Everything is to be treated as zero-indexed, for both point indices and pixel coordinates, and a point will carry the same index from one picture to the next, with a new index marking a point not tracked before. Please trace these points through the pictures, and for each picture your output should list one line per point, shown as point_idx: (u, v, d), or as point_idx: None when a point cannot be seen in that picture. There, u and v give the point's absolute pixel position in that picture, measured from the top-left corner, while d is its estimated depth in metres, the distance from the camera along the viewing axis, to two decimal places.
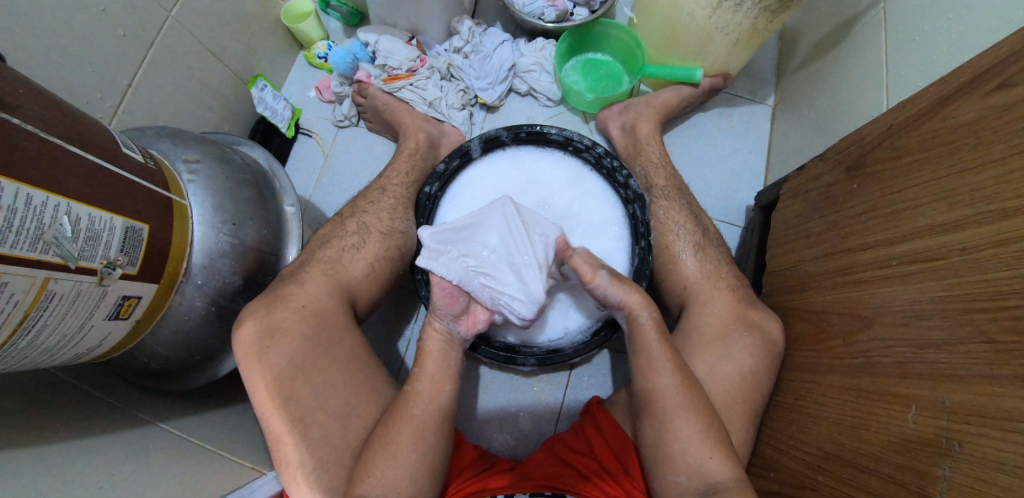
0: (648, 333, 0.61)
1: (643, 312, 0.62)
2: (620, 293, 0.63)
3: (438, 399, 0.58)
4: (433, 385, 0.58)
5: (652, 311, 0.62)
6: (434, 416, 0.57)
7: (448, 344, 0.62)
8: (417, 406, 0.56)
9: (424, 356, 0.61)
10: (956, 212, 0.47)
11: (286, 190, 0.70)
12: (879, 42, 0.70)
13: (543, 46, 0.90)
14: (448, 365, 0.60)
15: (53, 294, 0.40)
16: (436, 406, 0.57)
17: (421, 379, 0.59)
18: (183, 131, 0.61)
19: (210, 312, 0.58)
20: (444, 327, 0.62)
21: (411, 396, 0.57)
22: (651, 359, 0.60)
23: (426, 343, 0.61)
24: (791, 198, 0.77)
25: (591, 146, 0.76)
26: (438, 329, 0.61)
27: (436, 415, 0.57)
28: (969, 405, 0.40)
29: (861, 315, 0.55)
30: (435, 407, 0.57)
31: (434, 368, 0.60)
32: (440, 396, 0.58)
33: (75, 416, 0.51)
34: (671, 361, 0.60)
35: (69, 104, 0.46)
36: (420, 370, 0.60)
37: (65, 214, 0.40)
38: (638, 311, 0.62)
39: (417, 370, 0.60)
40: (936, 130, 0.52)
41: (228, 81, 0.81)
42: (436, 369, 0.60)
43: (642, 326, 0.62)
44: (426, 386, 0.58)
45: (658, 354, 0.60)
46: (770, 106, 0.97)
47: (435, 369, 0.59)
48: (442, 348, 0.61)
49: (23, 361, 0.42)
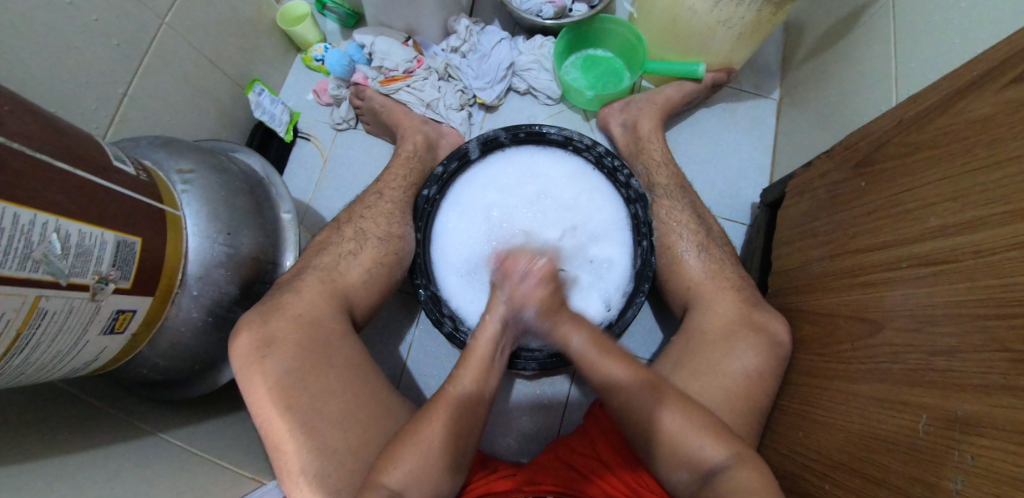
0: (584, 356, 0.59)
1: (576, 336, 0.59)
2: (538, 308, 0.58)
3: (476, 402, 0.57)
4: (474, 386, 0.58)
5: (584, 334, 0.59)
6: (466, 417, 0.56)
7: (498, 346, 0.60)
8: (450, 405, 0.56)
9: (469, 354, 0.59)
10: (969, 213, 0.45)
11: (283, 197, 0.70)
12: (888, 33, 0.68)
13: (542, 43, 0.88)
14: (491, 368, 0.60)
15: (45, 311, 0.40)
16: (472, 407, 0.57)
17: (462, 381, 0.58)
18: (178, 140, 0.61)
19: (207, 322, 0.58)
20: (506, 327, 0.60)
21: (447, 396, 0.57)
22: (602, 376, 0.59)
23: (476, 341, 0.60)
24: (797, 195, 0.74)
25: (592, 146, 0.75)
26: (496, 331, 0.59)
27: (467, 415, 0.56)
28: (982, 416, 0.39)
29: (869, 319, 0.53)
30: (468, 410, 0.57)
31: (478, 367, 0.59)
32: (478, 398, 0.58)
33: (75, 428, 0.51)
34: (619, 360, 0.59)
35: (58, 118, 0.45)
36: (460, 372, 0.59)
37: (54, 232, 0.40)
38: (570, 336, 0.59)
39: (458, 370, 0.59)
40: (948, 126, 0.50)
41: (225, 86, 0.81)
42: (476, 371, 0.59)
43: (575, 352, 0.60)
44: (465, 387, 0.58)
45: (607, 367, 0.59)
46: (776, 100, 0.95)
47: (478, 372, 0.59)
48: (490, 349, 0.60)
49: (18, 378, 0.42)
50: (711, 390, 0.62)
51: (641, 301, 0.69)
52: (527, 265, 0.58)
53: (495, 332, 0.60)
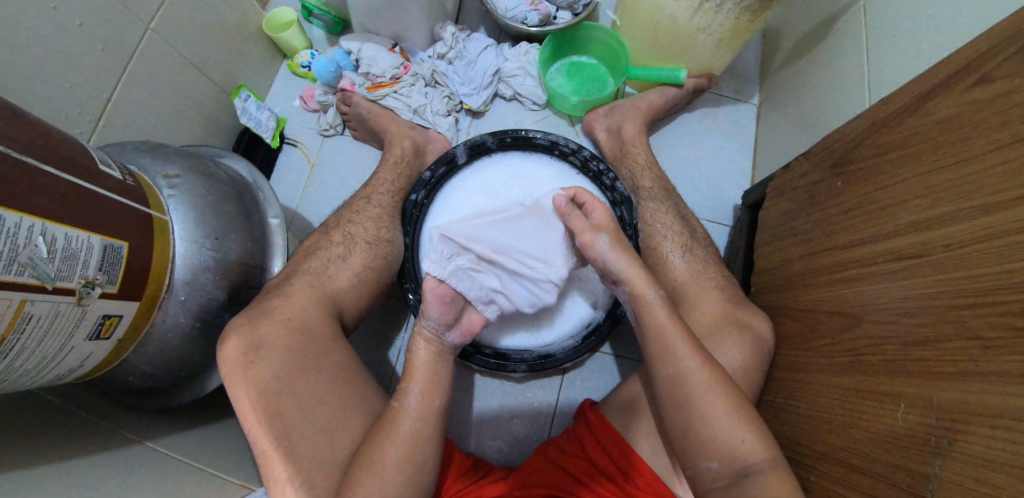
0: (657, 312, 0.58)
1: (650, 291, 0.59)
2: (620, 262, 0.60)
3: (427, 416, 0.56)
4: (420, 400, 0.56)
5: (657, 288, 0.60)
6: (421, 433, 0.55)
7: (440, 356, 0.59)
8: (403, 424, 0.55)
9: (410, 368, 0.58)
10: (938, 209, 0.47)
11: (271, 202, 0.70)
12: (860, 40, 0.71)
13: (527, 50, 0.90)
14: (440, 376, 0.59)
15: (30, 316, 0.40)
16: (425, 418, 0.56)
17: (408, 395, 0.57)
18: (164, 146, 0.61)
19: (194, 329, 0.57)
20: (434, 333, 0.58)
21: (397, 414, 0.55)
22: (665, 341, 0.57)
23: (415, 351, 0.59)
24: (777, 196, 0.77)
25: (577, 150, 0.76)
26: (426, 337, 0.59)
27: (422, 431, 0.55)
28: (957, 402, 0.41)
29: (848, 313, 0.55)
30: (423, 425, 0.56)
31: (422, 378, 0.58)
32: (428, 410, 0.57)
33: (57, 437, 0.50)
34: (693, 347, 0.56)
35: (43, 122, 0.45)
36: (407, 385, 0.58)
37: (40, 235, 0.39)
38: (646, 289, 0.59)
39: (404, 385, 0.58)
40: (917, 127, 0.52)
41: (210, 92, 0.80)
42: (425, 383, 0.57)
43: (648, 306, 0.59)
44: (412, 401, 0.56)
45: (673, 338, 0.57)
46: (755, 105, 0.97)
47: (425, 383, 0.57)
48: (433, 358, 0.59)
49: (1, 385, 0.42)
50: None
51: None
52: (600, 244, 0.60)
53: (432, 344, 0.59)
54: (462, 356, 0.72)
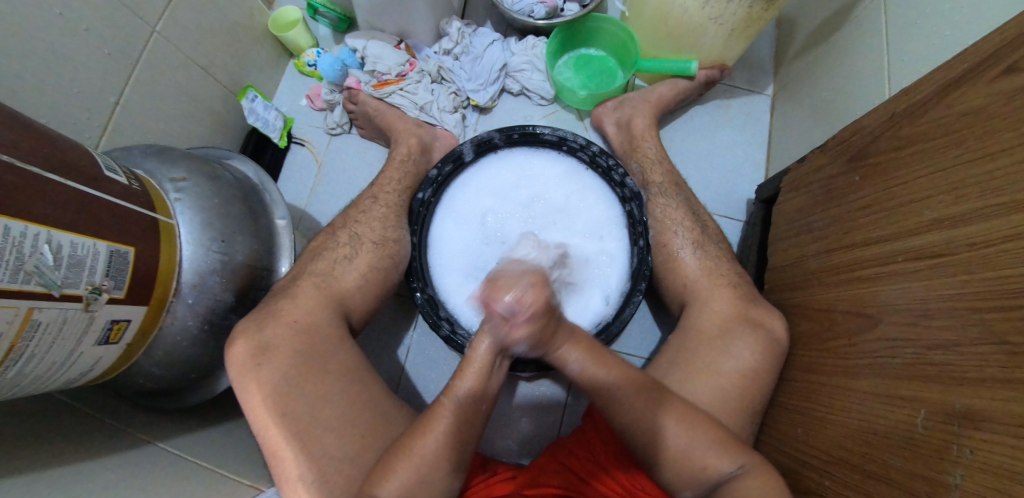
0: (582, 339, 0.59)
1: (579, 317, 0.60)
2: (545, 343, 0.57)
3: (469, 415, 0.55)
4: (470, 398, 0.55)
5: (582, 352, 0.59)
6: (463, 429, 0.55)
7: (491, 367, 0.57)
8: (444, 418, 0.54)
9: (466, 365, 0.57)
10: (963, 206, 0.45)
11: (277, 203, 0.70)
12: (880, 26, 0.68)
13: (534, 44, 0.88)
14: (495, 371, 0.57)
15: (38, 323, 0.40)
16: (472, 413, 0.56)
17: (457, 390, 0.55)
18: (171, 148, 0.61)
19: (203, 331, 0.58)
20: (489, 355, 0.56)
21: (441, 408, 0.55)
22: (583, 365, 0.59)
23: (460, 379, 0.56)
24: (793, 190, 0.74)
25: (586, 145, 0.75)
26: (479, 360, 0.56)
27: (465, 424, 0.55)
28: (981, 410, 0.39)
29: (866, 314, 0.53)
30: (464, 422, 0.55)
31: (476, 373, 0.56)
32: (473, 410, 0.56)
33: (71, 439, 0.50)
34: (614, 370, 0.59)
35: (48, 129, 0.45)
36: (458, 381, 0.56)
37: (46, 243, 0.39)
38: (570, 355, 0.59)
39: (456, 380, 0.56)
40: (941, 118, 0.50)
41: (218, 93, 0.81)
42: (478, 379, 0.56)
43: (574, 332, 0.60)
44: (460, 398, 0.55)
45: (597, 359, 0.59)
46: (770, 96, 0.94)
47: (476, 381, 0.56)
48: (486, 370, 0.56)
49: (13, 391, 0.42)
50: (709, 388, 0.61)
51: (638, 299, 0.70)
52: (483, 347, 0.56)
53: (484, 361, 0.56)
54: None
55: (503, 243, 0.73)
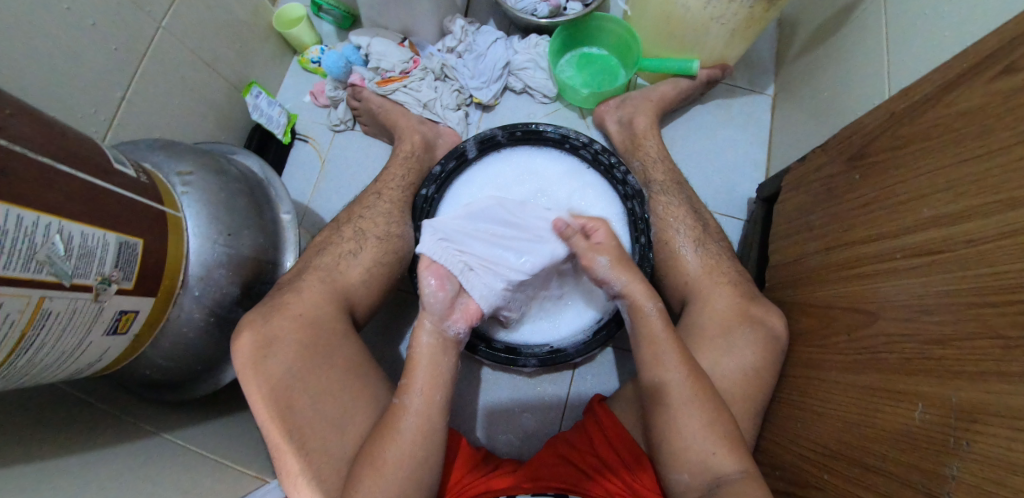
0: (654, 324, 0.61)
1: (649, 303, 0.63)
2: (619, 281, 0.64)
3: (429, 413, 0.56)
4: (422, 397, 0.57)
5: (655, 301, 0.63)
6: (427, 426, 0.56)
7: (441, 349, 0.60)
8: (405, 419, 0.55)
9: (412, 366, 0.59)
10: (961, 203, 0.45)
11: (282, 198, 0.70)
12: (880, 27, 0.69)
13: (537, 43, 0.89)
14: (440, 374, 0.59)
15: (49, 312, 0.41)
16: (429, 413, 0.56)
17: (410, 390, 0.57)
18: (177, 143, 0.61)
19: (209, 324, 0.58)
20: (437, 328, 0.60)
21: (399, 409, 0.56)
22: (657, 354, 0.60)
23: (416, 347, 0.60)
24: (793, 189, 0.75)
25: (588, 143, 0.75)
26: (428, 330, 0.60)
27: (425, 425, 0.56)
28: (977, 403, 0.39)
29: (865, 310, 0.54)
30: (426, 418, 0.56)
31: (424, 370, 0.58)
32: (432, 407, 0.57)
33: (79, 429, 0.51)
34: (677, 355, 0.59)
35: (58, 122, 0.46)
36: (408, 382, 0.58)
37: (57, 233, 0.40)
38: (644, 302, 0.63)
39: (407, 379, 0.58)
40: (939, 117, 0.50)
41: (223, 89, 0.81)
42: (426, 380, 0.58)
43: (647, 318, 0.62)
44: (414, 397, 0.57)
45: (664, 352, 0.60)
46: (770, 96, 0.95)
47: (424, 379, 0.58)
48: (435, 353, 0.59)
49: (23, 379, 0.43)
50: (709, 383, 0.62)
51: None
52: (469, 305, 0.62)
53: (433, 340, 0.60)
54: (470, 350, 0.72)
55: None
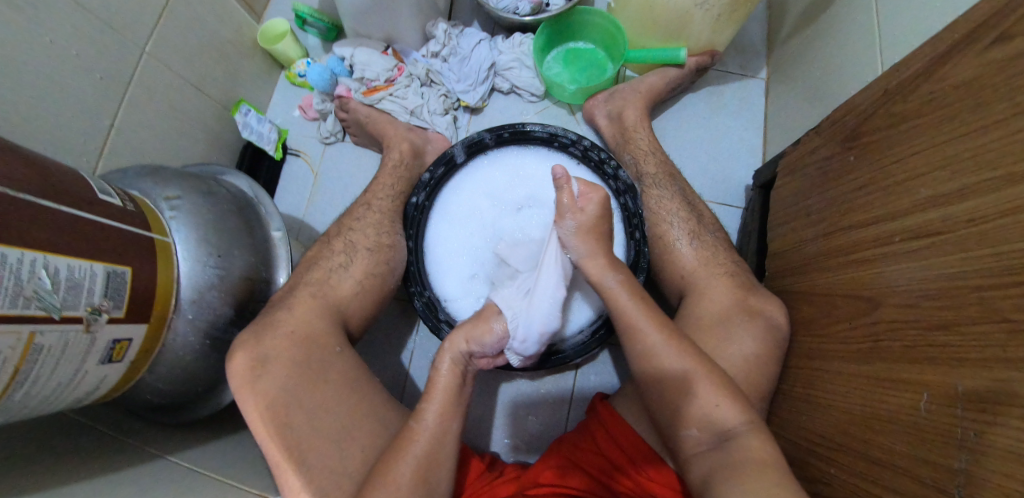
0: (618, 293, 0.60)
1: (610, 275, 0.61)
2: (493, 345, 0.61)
3: (442, 436, 0.56)
4: (437, 423, 0.56)
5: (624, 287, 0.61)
6: (436, 455, 0.55)
7: (461, 375, 0.60)
8: (419, 443, 0.55)
9: (431, 388, 0.59)
10: (959, 181, 0.44)
11: (273, 215, 0.70)
12: (870, 3, 0.67)
13: (521, 41, 0.87)
14: (456, 403, 0.58)
15: (40, 346, 0.41)
16: (442, 438, 0.56)
17: (426, 416, 0.57)
18: (164, 168, 0.62)
19: (205, 345, 0.59)
20: (462, 354, 0.59)
21: (412, 434, 0.55)
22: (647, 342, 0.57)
23: (437, 372, 0.59)
24: (789, 174, 0.73)
25: (577, 140, 0.74)
26: (455, 356, 0.59)
27: (437, 449, 0.55)
28: (985, 391, 0.38)
29: (866, 296, 0.52)
30: (440, 445, 0.56)
31: (441, 400, 0.58)
32: (446, 432, 0.57)
33: (82, 456, 0.52)
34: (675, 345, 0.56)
35: (40, 157, 0.46)
36: (425, 406, 0.58)
37: (43, 268, 0.41)
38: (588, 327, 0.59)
39: (423, 405, 0.58)
40: (932, 93, 0.49)
41: (211, 109, 0.82)
42: (442, 406, 0.57)
43: (609, 289, 0.60)
44: (431, 422, 0.56)
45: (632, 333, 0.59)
46: (763, 79, 0.93)
47: (442, 404, 0.57)
48: (455, 380, 0.59)
49: (21, 412, 0.44)
50: None
51: None
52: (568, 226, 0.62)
53: (455, 359, 0.59)
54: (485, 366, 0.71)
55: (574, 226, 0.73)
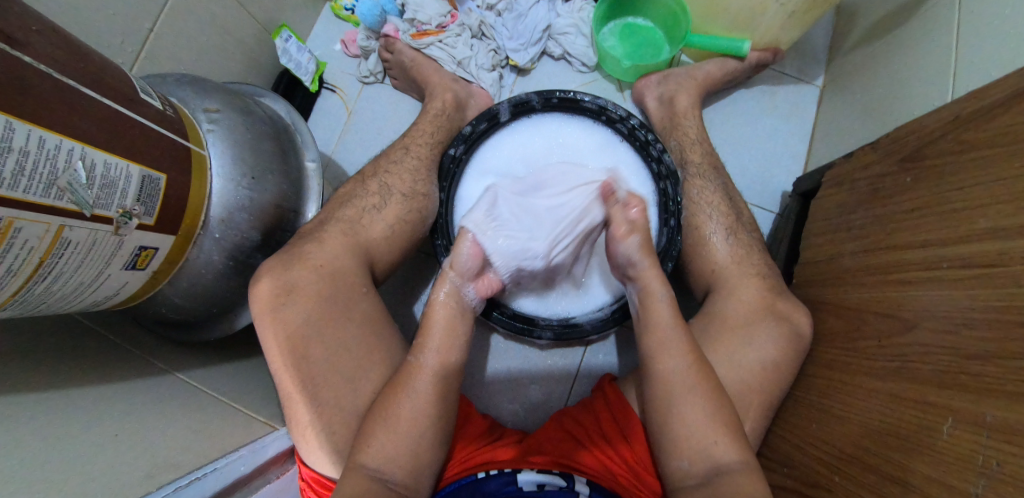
0: (666, 307, 0.59)
1: (661, 291, 0.60)
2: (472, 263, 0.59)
3: (444, 372, 0.56)
4: (437, 357, 0.56)
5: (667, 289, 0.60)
6: (439, 389, 0.55)
7: (457, 310, 0.58)
8: (421, 378, 0.54)
9: (427, 323, 0.58)
10: (1022, 216, 0.42)
11: (308, 145, 0.68)
12: (952, 21, 0.64)
13: (581, 6, 0.85)
14: (457, 334, 0.58)
15: (68, 241, 0.40)
16: (445, 377, 0.56)
17: (426, 349, 0.56)
18: (204, 79, 0.60)
19: (227, 266, 0.58)
20: (454, 291, 0.58)
21: (414, 368, 0.55)
22: (663, 336, 0.58)
23: (433, 306, 0.58)
24: (836, 185, 0.72)
25: (626, 117, 0.72)
26: (446, 296, 0.58)
27: (440, 386, 0.55)
28: (1013, 424, 0.38)
29: (900, 317, 0.52)
30: (442, 380, 0.55)
31: (441, 334, 0.57)
32: (445, 367, 0.56)
33: (92, 358, 0.51)
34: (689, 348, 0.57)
35: (85, 44, 0.44)
36: (424, 340, 0.57)
37: (80, 159, 0.39)
38: (655, 289, 0.60)
39: (421, 339, 0.57)
40: (1012, 123, 0.47)
41: (252, 29, 0.79)
42: (443, 338, 0.57)
43: (659, 302, 0.60)
44: (429, 357, 0.56)
45: (669, 334, 0.58)
46: (819, 86, 0.91)
47: (442, 335, 0.57)
48: (452, 314, 0.58)
49: (40, 306, 0.42)
50: (729, 373, 0.61)
51: None
52: (630, 244, 0.60)
53: (451, 299, 0.58)
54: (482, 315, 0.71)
55: None
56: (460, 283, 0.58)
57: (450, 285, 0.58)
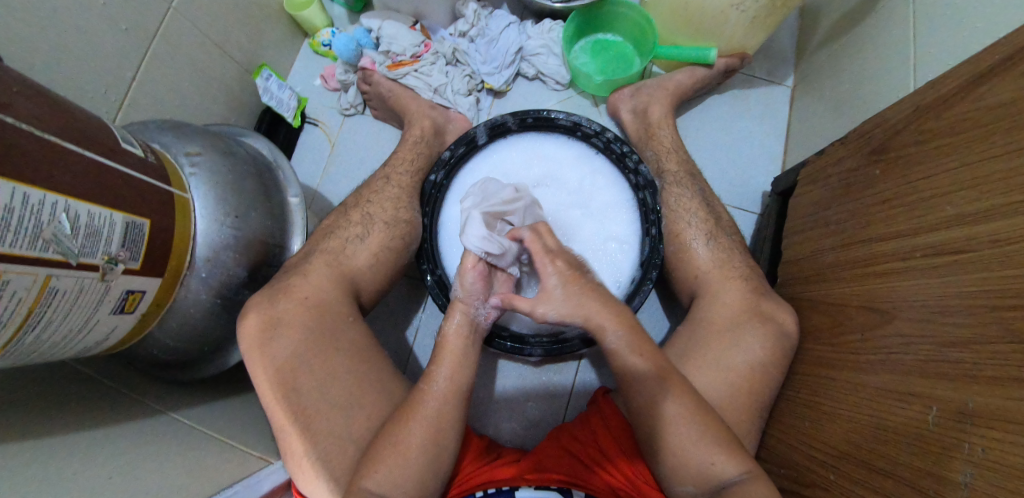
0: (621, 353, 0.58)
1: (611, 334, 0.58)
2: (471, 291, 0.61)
3: (454, 396, 0.57)
4: (446, 385, 0.57)
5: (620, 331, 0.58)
6: (444, 418, 0.55)
7: (470, 339, 0.61)
8: (429, 403, 0.55)
9: (441, 351, 0.59)
10: (984, 202, 0.44)
11: (290, 181, 0.70)
12: (907, 17, 0.66)
13: (550, 28, 0.87)
14: (465, 364, 0.59)
15: (55, 290, 0.41)
16: (453, 399, 0.57)
17: (437, 378, 0.57)
18: (185, 124, 0.61)
19: (215, 305, 0.58)
20: (466, 317, 0.61)
21: (424, 394, 0.56)
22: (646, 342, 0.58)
23: (446, 333, 0.60)
24: (810, 183, 0.73)
25: (600, 131, 0.73)
26: (458, 322, 0.60)
27: (448, 414, 0.56)
28: (995, 409, 0.38)
29: (880, 309, 0.52)
30: (449, 405, 0.56)
31: (451, 362, 0.58)
32: (455, 394, 0.57)
33: (86, 404, 0.52)
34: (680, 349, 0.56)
35: (67, 100, 0.46)
36: (436, 369, 0.58)
37: (64, 211, 0.40)
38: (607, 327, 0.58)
39: (433, 368, 0.58)
40: (968, 112, 0.48)
41: (233, 70, 0.81)
42: (453, 367, 0.58)
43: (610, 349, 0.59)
44: (440, 384, 0.57)
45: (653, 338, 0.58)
46: (789, 87, 0.93)
47: (453, 367, 0.58)
48: (463, 344, 0.60)
49: (31, 356, 0.43)
50: (717, 376, 0.61)
51: (648, 288, 0.68)
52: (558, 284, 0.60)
53: (460, 326, 0.60)
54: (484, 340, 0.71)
55: (592, 212, 0.74)
56: (471, 311, 0.61)
57: (461, 312, 0.61)
